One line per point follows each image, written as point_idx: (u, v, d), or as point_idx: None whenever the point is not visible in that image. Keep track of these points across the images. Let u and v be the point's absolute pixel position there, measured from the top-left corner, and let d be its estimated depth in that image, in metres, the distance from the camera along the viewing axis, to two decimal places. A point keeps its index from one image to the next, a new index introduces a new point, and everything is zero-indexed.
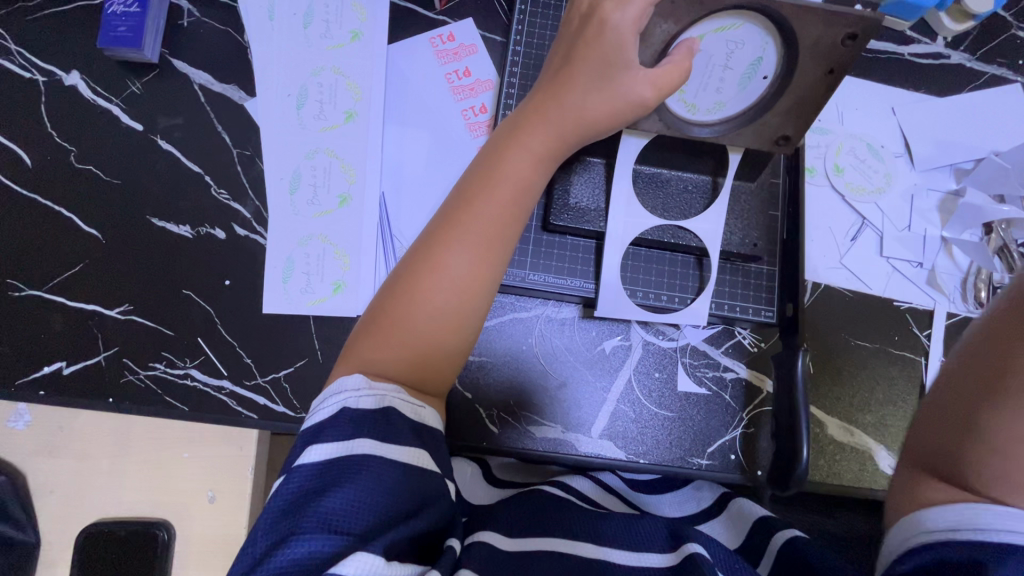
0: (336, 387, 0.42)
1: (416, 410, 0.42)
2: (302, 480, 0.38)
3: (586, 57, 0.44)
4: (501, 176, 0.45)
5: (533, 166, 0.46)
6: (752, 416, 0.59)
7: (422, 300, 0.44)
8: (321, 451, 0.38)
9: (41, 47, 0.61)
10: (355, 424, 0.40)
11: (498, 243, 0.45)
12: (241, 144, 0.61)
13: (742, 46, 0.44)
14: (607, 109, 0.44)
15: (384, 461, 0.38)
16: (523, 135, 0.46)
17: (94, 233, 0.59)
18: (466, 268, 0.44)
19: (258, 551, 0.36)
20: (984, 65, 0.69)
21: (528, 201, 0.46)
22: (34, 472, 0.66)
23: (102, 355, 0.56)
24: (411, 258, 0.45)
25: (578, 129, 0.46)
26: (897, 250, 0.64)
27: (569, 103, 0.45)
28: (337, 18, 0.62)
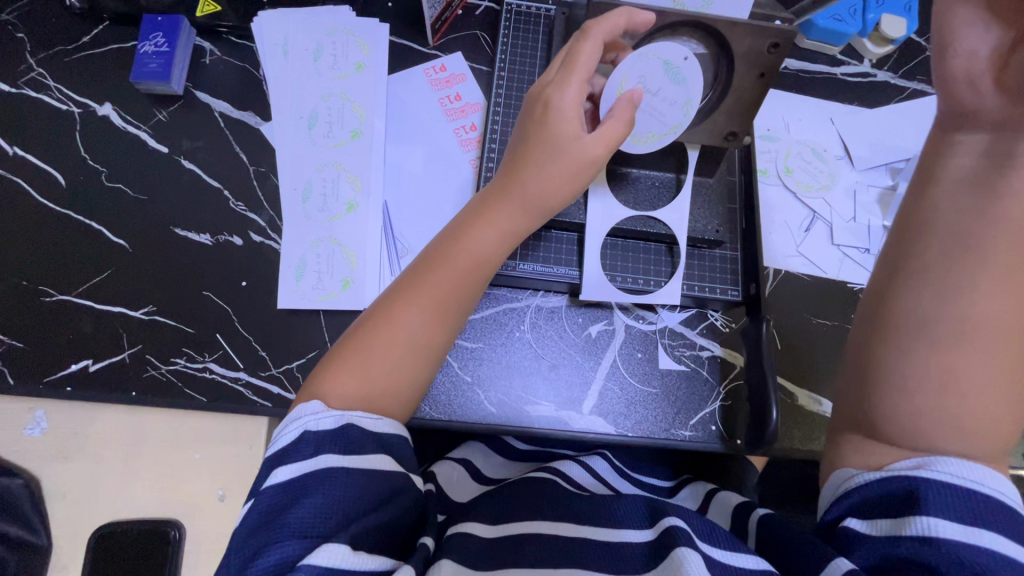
0: (297, 413, 0.46)
1: (375, 423, 0.46)
2: (271, 499, 0.42)
3: (540, 139, 0.52)
4: (463, 250, 0.52)
5: (498, 238, 0.53)
6: (729, 389, 0.65)
7: (377, 354, 0.49)
8: (287, 470, 0.43)
9: (78, 84, 0.69)
10: (318, 443, 0.44)
11: (452, 305, 0.52)
12: (257, 162, 0.68)
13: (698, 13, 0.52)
14: (560, 176, 0.52)
15: (344, 469, 0.43)
16: (486, 213, 0.53)
17: (122, 242, 0.64)
18: (424, 323, 0.51)
19: (235, 565, 0.40)
20: (906, 81, 0.80)
21: (484, 269, 0.53)
22: (49, 477, 0.68)
23: (127, 352, 0.61)
24: (373, 315, 0.51)
25: (535, 200, 0.53)
26: (845, 238, 0.72)
27: (526, 180, 0.52)
28: (344, 53, 0.71)
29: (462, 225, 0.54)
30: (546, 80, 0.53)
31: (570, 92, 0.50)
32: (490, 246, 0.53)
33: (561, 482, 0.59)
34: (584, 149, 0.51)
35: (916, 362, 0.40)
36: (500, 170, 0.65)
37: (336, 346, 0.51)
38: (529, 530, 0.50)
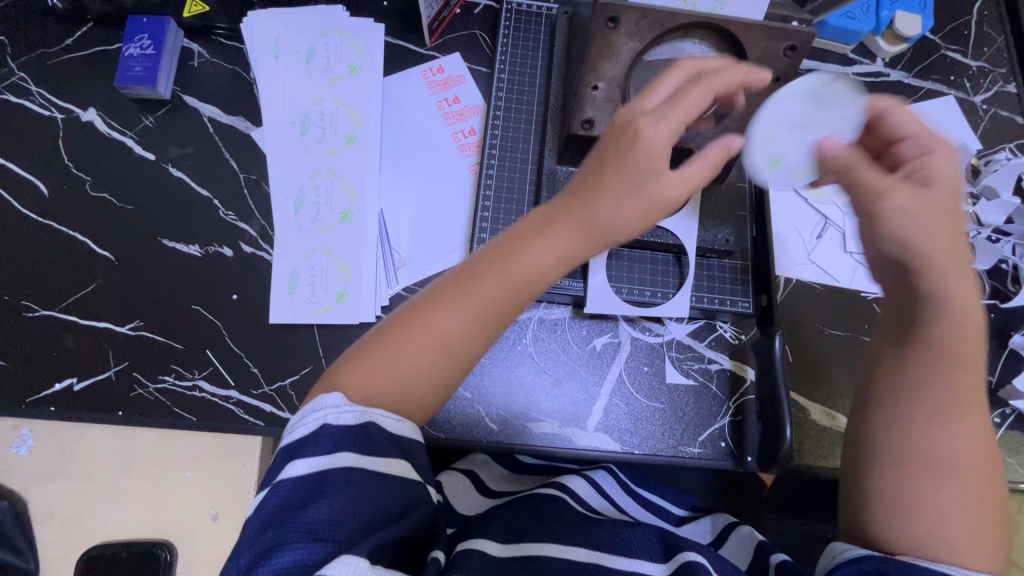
0: (316, 404, 0.42)
1: (397, 424, 0.44)
2: (285, 494, 0.39)
3: (623, 153, 0.46)
4: (517, 267, 0.47)
5: (558, 262, 0.48)
6: (738, 404, 0.62)
7: (411, 355, 0.45)
8: (304, 465, 0.40)
9: (60, 88, 0.66)
10: (338, 439, 0.41)
11: (498, 317, 0.47)
12: (247, 169, 0.65)
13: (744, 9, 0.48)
14: (630, 214, 0.47)
15: (363, 470, 0.40)
16: (552, 229, 0.47)
17: (107, 254, 0.62)
18: (466, 332, 0.46)
19: (244, 562, 0.37)
20: (920, 81, 0.77)
21: (538, 291, 0.48)
22: (35, 496, 0.66)
23: (113, 370, 0.58)
24: (409, 309, 0.47)
25: (599, 233, 0.47)
26: (859, 246, 0.69)
27: (595, 210, 0.47)
28: (337, 55, 0.68)
29: (519, 240, 0.48)
30: (642, 107, 0.47)
31: (662, 125, 0.45)
32: (542, 267, 0.47)
33: (572, 502, 0.57)
34: (661, 189, 0.46)
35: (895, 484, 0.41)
36: (501, 178, 0.63)
37: (369, 335, 0.47)
38: (544, 552, 0.49)
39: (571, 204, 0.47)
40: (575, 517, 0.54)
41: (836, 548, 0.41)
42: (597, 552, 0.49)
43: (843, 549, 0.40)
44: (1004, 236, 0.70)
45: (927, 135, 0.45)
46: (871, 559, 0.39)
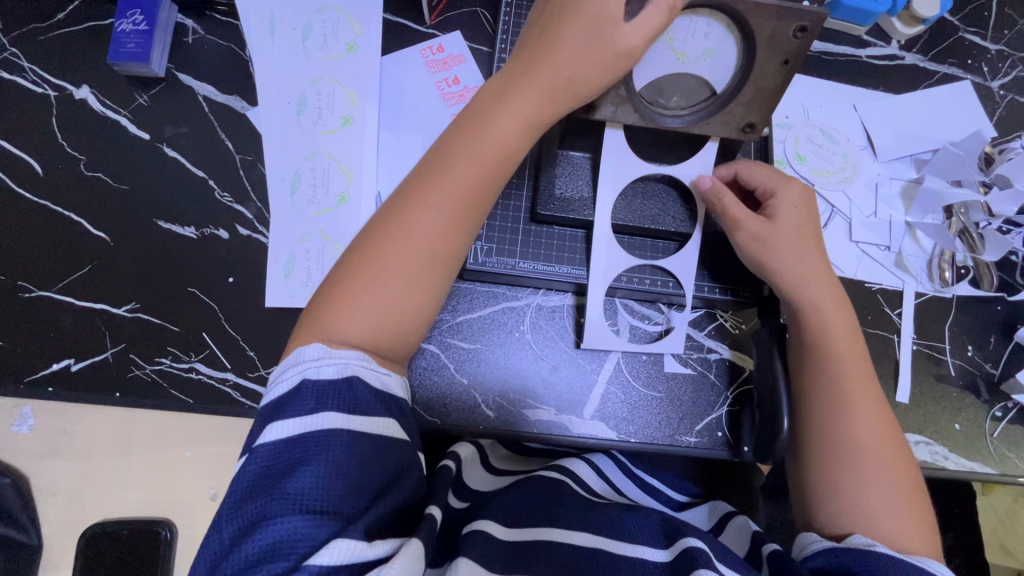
0: (295, 357, 0.44)
1: (382, 378, 0.45)
2: (267, 462, 0.40)
3: (573, 25, 0.46)
4: (485, 138, 0.48)
5: (519, 121, 0.48)
6: (736, 394, 0.62)
7: (392, 260, 0.46)
8: (284, 427, 0.41)
9: (53, 65, 0.65)
10: (317, 397, 0.42)
11: (475, 202, 0.48)
12: (244, 150, 0.64)
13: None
14: (590, 62, 0.46)
15: (347, 430, 0.41)
16: (509, 97, 0.48)
17: (103, 235, 0.61)
18: (443, 221, 0.47)
19: (229, 534, 0.38)
20: (936, 65, 0.74)
21: (509, 160, 0.49)
22: (37, 474, 0.67)
23: (110, 352, 0.58)
24: (382, 221, 0.48)
25: (564, 90, 0.47)
26: (865, 235, 0.68)
27: (555, 65, 0.47)
28: (334, 33, 0.66)
29: (480, 114, 0.49)
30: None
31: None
32: (511, 137, 0.48)
33: (571, 485, 0.58)
34: (617, 35, 0.45)
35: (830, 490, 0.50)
36: None
37: (348, 256, 0.48)
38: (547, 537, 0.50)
39: (532, 60, 0.48)
40: (572, 502, 0.55)
41: (804, 540, 0.49)
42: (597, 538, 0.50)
43: (810, 541, 0.49)
44: (1016, 227, 0.69)
45: (774, 185, 0.57)
46: (828, 550, 0.47)
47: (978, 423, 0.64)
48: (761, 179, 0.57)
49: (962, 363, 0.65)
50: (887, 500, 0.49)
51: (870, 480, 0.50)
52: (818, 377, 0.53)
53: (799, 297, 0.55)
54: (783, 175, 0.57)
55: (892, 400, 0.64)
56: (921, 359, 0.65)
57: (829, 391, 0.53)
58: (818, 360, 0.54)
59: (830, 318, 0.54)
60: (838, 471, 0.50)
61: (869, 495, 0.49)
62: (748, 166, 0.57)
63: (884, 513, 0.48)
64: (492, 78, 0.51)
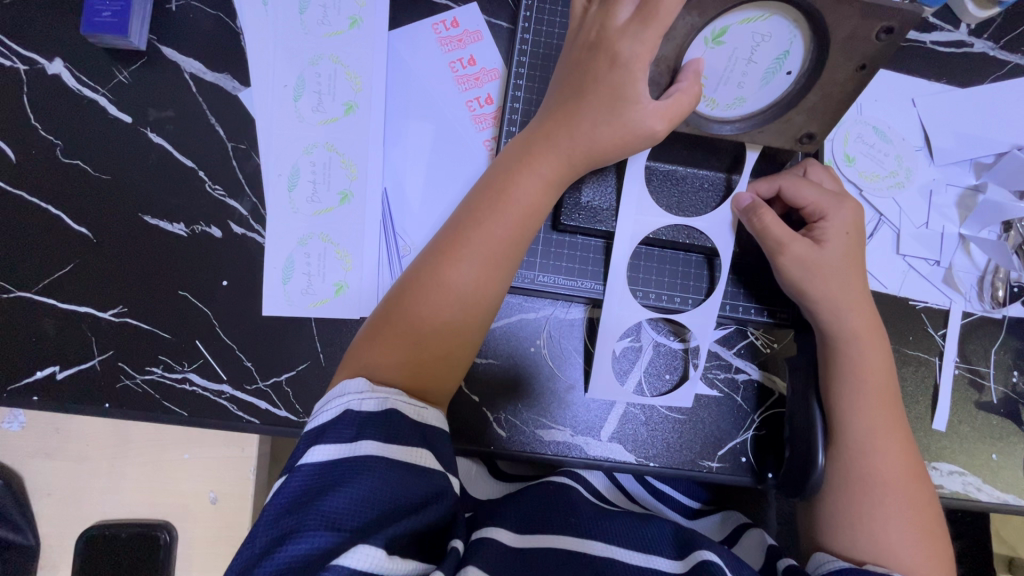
0: (339, 391, 0.42)
1: (419, 412, 0.42)
2: (307, 478, 0.38)
3: (596, 90, 0.44)
4: (510, 198, 0.46)
5: (545, 185, 0.46)
6: (764, 418, 0.58)
7: (427, 313, 0.45)
8: (323, 451, 0.39)
9: (21, 34, 0.58)
10: (359, 426, 0.40)
11: (508, 257, 0.46)
12: (236, 137, 0.58)
13: (768, 40, 0.42)
14: (613, 136, 0.44)
15: (387, 459, 0.39)
16: (533, 159, 0.46)
17: (84, 231, 0.56)
18: (476, 277, 0.46)
19: (260, 544, 0.36)
20: (1007, 55, 0.66)
21: (535, 220, 0.47)
22: (29, 475, 0.64)
23: (97, 359, 0.54)
24: (417, 271, 0.46)
25: (586, 157, 0.45)
26: (913, 248, 0.63)
27: (577, 131, 0.45)
28: (335, 3, 0.59)
29: (503, 171, 0.47)
30: (613, 27, 0.42)
31: (643, 39, 0.40)
32: (536, 200, 0.46)
33: (583, 491, 0.57)
34: (640, 114, 0.43)
35: (844, 522, 0.48)
36: None
37: (385, 304, 0.47)
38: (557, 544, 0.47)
39: (554, 121, 0.46)
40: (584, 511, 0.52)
41: (820, 557, 0.47)
42: (610, 545, 0.47)
43: (827, 561, 0.46)
44: None
45: (825, 206, 0.51)
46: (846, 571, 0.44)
47: (1016, 454, 0.60)
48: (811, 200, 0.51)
49: (1004, 391, 0.61)
50: (905, 535, 0.46)
51: (889, 511, 0.47)
52: (850, 405, 0.49)
53: (838, 317, 0.50)
54: (835, 194, 0.51)
55: (928, 428, 0.60)
56: (962, 385, 0.61)
57: (855, 416, 0.49)
58: (844, 385, 0.50)
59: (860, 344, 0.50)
60: (856, 504, 0.47)
61: (890, 529, 0.46)
62: (795, 182, 0.52)
63: (903, 550, 0.46)
64: (517, 134, 0.48)
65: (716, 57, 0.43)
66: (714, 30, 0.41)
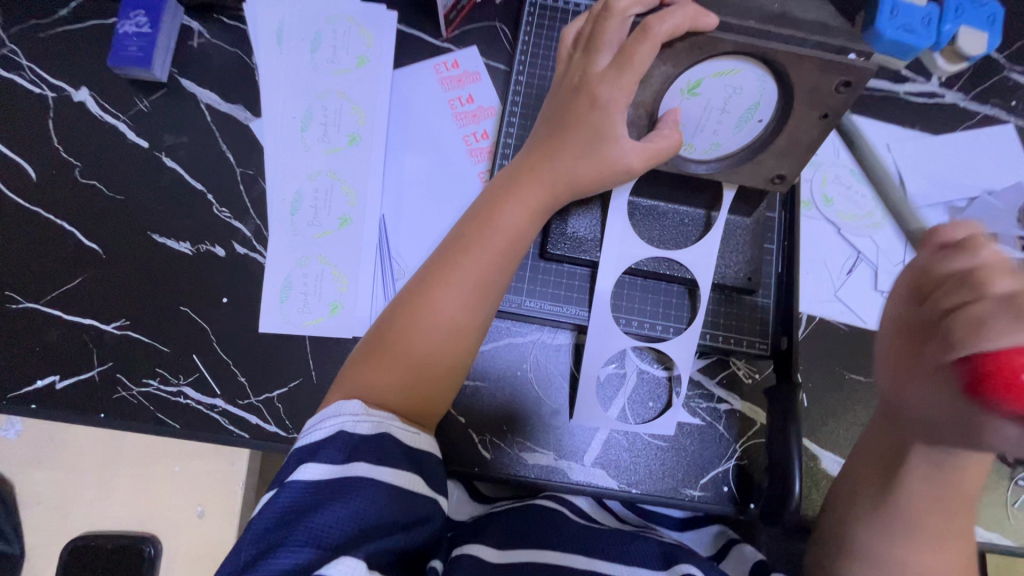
0: (333, 411, 0.43)
1: (413, 436, 0.44)
2: (296, 495, 0.39)
3: (577, 127, 0.47)
4: (498, 227, 0.48)
5: (530, 214, 0.49)
6: (745, 448, 0.59)
7: (417, 336, 0.47)
8: (313, 470, 0.40)
9: (52, 64, 0.63)
10: (351, 448, 0.41)
11: (494, 284, 0.49)
12: (245, 163, 0.62)
13: (741, 92, 0.45)
14: (591, 172, 0.47)
15: (377, 482, 0.40)
16: (518, 189, 0.49)
17: (95, 246, 0.59)
18: (463, 301, 0.48)
19: (246, 555, 0.37)
20: (978, 105, 0.70)
21: (521, 246, 0.49)
22: (20, 484, 0.65)
23: (96, 370, 0.56)
24: (409, 295, 0.48)
25: (566, 189, 0.49)
26: (891, 285, 0.65)
27: (559, 164, 0.48)
28: (345, 44, 0.63)
29: (491, 200, 0.50)
30: (594, 72, 0.46)
31: (618, 83, 0.44)
32: (519, 229, 0.49)
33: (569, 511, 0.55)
34: (618, 152, 0.46)
35: None
36: None
37: (376, 326, 0.49)
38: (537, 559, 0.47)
39: (539, 157, 0.49)
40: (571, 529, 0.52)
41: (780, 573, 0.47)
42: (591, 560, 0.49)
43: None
44: None
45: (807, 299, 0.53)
46: None
47: (997, 492, 0.61)
48: (968, 266, 0.38)
49: None
50: None
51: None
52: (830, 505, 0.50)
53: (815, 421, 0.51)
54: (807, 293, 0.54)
55: None
56: None
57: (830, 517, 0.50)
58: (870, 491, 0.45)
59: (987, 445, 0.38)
60: None
61: None
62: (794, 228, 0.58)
63: None
64: (506, 164, 0.52)
65: (692, 106, 0.46)
66: (689, 82, 0.45)
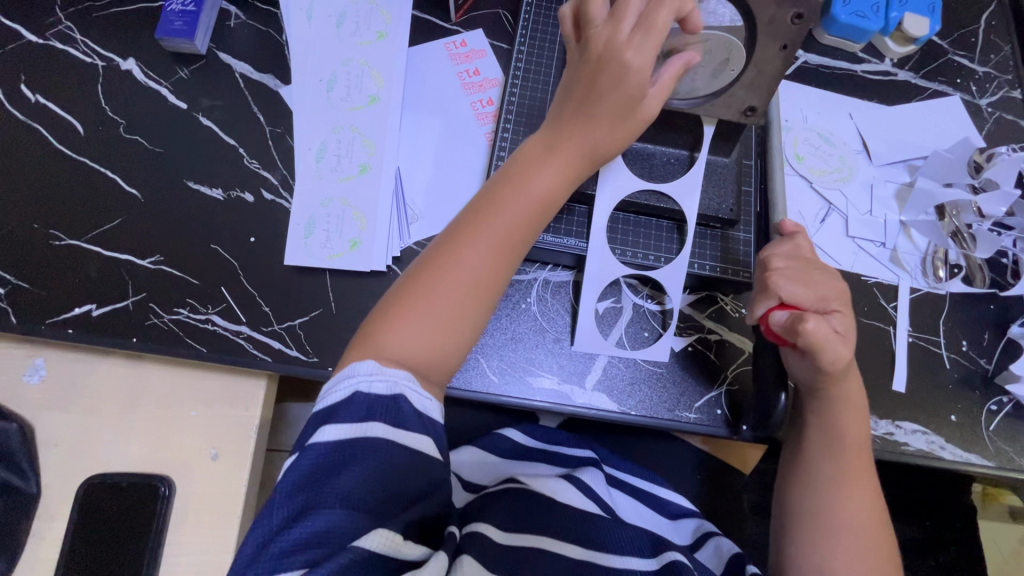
0: (349, 372, 0.46)
1: (425, 402, 0.47)
2: (319, 455, 0.43)
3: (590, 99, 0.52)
4: (522, 194, 0.53)
5: (550, 185, 0.54)
6: (735, 374, 0.63)
7: (445, 294, 0.50)
8: (334, 431, 0.43)
9: (103, 39, 0.70)
10: (369, 406, 0.44)
11: (516, 245, 0.53)
12: (274, 123, 0.68)
13: (710, 49, 0.53)
14: (611, 132, 0.53)
15: (392, 441, 0.44)
16: (538, 164, 0.54)
17: (134, 192, 0.65)
18: (488, 263, 0.52)
19: (275, 522, 0.40)
20: (927, 82, 0.79)
21: (541, 215, 0.54)
22: (43, 425, 0.68)
23: (131, 300, 0.61)
24: (435, 258, 0.51)
25: (590, 154, 0.54)
26: (861, 231, 0.71)
27: (573, 141, 0.54)
28: (366, 22, 0.72)
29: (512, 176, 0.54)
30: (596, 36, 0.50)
31: (644, 48, 0.49)
32: (547, 191, 0.54)
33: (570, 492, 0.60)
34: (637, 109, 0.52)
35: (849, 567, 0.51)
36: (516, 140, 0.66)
37: (398, 290, 0.52)
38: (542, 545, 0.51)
39: (565, 127, 0.54)
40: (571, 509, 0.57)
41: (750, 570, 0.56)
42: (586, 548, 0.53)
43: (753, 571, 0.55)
44: (1006, 230, 0.71)
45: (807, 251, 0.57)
46: None
47: (974, 415, 0.65)
48: None
49: (956, 358, 0.67)
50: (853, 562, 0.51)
51: (841, 550, 0.51)
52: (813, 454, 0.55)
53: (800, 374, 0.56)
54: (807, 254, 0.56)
55: (889, 389, 0.65)
56: (916, 351, 0.67)
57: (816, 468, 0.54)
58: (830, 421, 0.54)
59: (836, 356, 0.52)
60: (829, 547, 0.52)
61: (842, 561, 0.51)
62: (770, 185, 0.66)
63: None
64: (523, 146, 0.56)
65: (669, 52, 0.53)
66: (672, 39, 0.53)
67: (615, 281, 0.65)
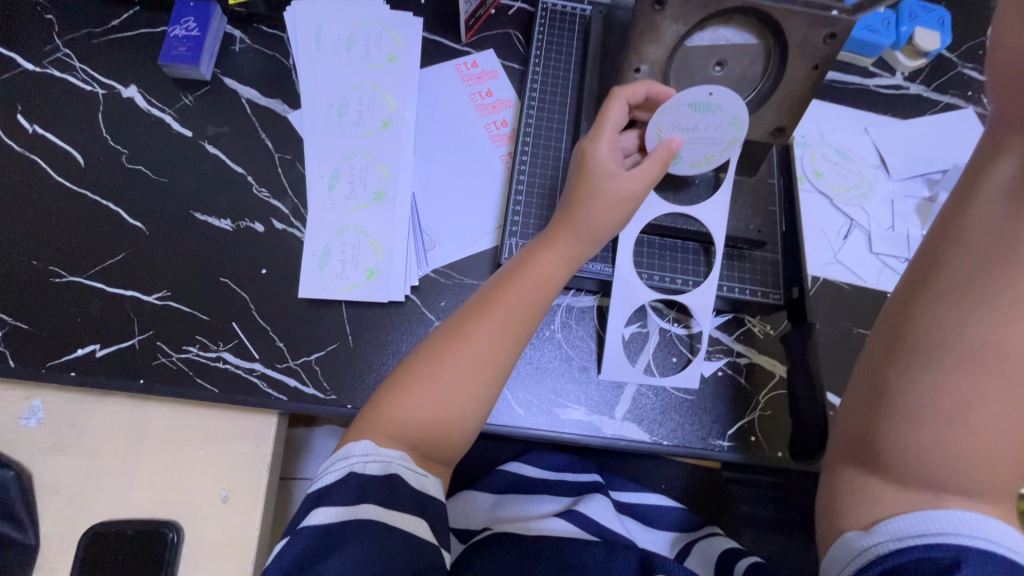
0: (344, 452, 0.45)
1: (419, 480, 0.45)
2: (308, 539, 0.40)
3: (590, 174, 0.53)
4: (528, 270, 0.53)
5: (555, 264, 0.53)
6: (768, 399, 0.61)
7: (446, 368, 0.49)
8: (325, 513, 0.42)
9: (103, 66, 0.68)
10: (361, 489, 0.43)
11: (520, 326, 0.51)
12: (283, 149, 0.66)
13: (683, 122, 0.53)
14: (607, 208, 0.53)
15: (384, 524, 0.41)
16: (546, 241, 0.54)
17: (139, 224, 0.62)
18: (492, 341, 0.50)
19: None
20: (939, 95, 0.79)
21: (547, 293, 0.53)
22: (42, 472, 0.64)
23: (137, 338, 0.58)
24: (443, 332, 0.51)
25: (592, 238, 0.54)
26: (885, 247, 0.70)
27: (577, 217, 0.53)
28: (376, 44, 0.70)
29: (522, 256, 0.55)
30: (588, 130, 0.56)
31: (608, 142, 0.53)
32: (552, 274, 0.53)
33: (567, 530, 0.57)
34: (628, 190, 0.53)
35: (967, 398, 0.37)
36: (535, 163, 0.64)
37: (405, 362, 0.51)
38: None
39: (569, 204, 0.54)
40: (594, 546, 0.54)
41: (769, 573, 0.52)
42: None
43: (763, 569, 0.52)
44: None
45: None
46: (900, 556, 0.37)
47: None
48: None
49: None
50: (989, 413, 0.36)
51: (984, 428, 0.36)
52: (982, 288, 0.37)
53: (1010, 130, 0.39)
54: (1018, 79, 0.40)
55: None
56: None
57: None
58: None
59: (1003, 181, 0.38)
60: (965, 422, 0.36)
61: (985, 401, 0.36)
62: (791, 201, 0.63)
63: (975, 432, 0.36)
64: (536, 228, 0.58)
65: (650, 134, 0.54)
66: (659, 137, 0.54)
67: (639, 306, 0.63)
